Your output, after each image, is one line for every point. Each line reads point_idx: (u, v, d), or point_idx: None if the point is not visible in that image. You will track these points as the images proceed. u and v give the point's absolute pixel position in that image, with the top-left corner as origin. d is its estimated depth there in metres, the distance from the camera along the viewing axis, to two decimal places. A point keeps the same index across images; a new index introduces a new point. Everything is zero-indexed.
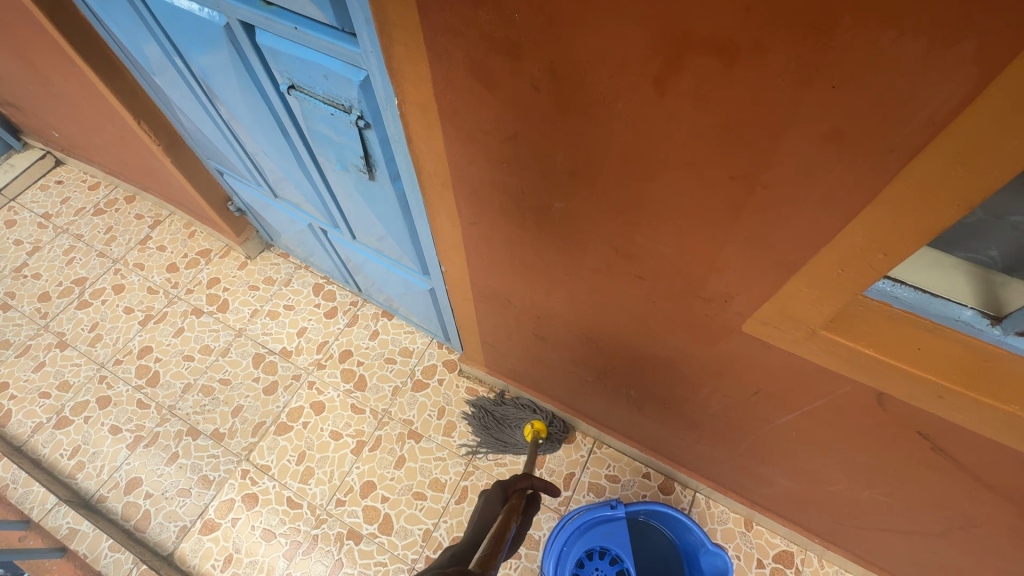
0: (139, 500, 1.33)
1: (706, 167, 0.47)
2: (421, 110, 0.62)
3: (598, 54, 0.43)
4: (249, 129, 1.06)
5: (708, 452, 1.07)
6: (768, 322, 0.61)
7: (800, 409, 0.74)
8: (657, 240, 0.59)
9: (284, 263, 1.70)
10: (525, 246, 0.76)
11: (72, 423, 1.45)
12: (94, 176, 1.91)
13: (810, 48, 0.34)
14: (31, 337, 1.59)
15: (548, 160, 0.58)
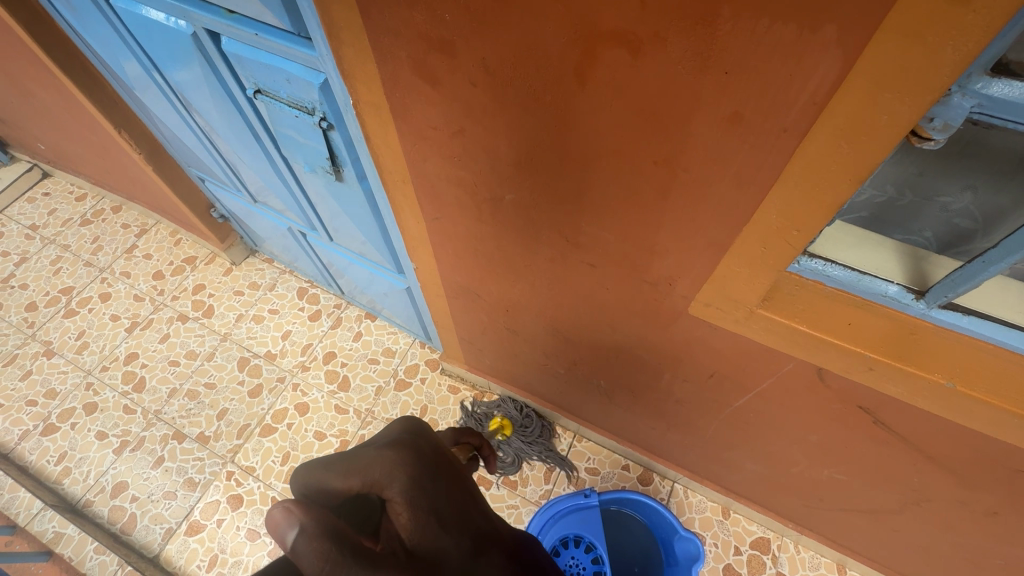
0: (125, 504, 1.35)
1: (632, 153, 0.50)
2: (374, 108, 0.65)
3: (523, 50, 0.46)
4: (225, 137, 1.09)
5: (679, 440, 1.10)
6: (710, 304, 0.64)
7: (753, 390, 0.77)
8: (601, 227, 0.62)
9: (269, 268, 1.72)
10: (485, 239, 0.79)
11: (58, 430, 1.46)
12: (81, 188, 1.94)
13: (700, 38, 0.38)
14: (18, 347, 1.61)
15: (494, 153, 0.61)
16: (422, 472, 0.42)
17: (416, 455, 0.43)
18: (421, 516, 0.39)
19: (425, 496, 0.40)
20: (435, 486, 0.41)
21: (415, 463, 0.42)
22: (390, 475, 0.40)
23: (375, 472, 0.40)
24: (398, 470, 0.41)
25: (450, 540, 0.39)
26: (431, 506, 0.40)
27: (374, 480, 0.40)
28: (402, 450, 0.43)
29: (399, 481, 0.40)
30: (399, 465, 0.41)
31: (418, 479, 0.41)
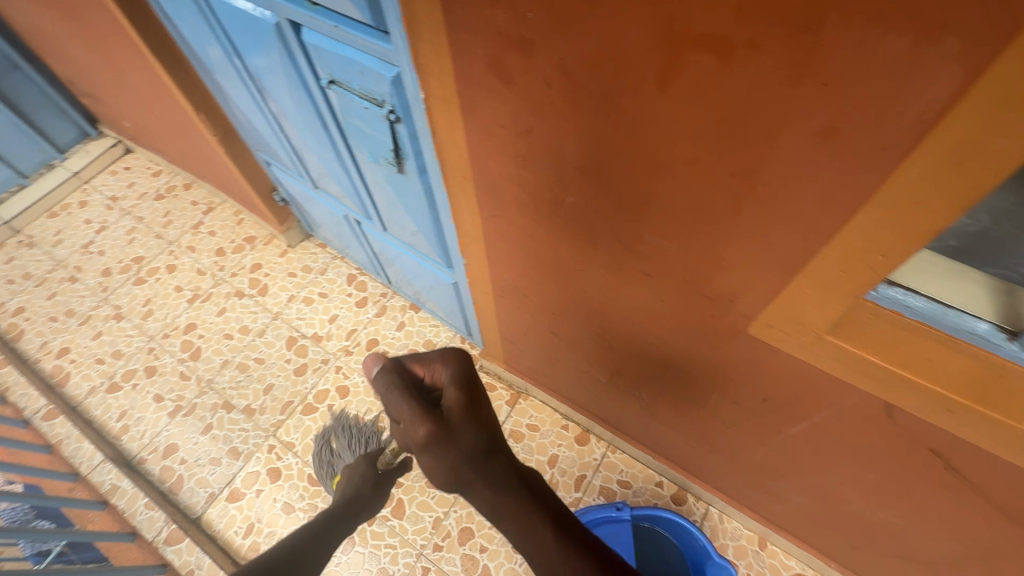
0: (174, 465, 1.43)
1: (709, 162, 0.48)
2: (444, 103, 0.66)
3: (604, 51, 0.46)
4: (294, 123, 1.13)
5: (720, 463, 1.06)
6: (773, 325, 0.61)
7: (809, 419, 0.73)
8: (663, 237, 0.61)
9: (322, 253, 1.79)
10: (540, 241, 0.79)
11: (121, 389, 1.56)
12: (157, 165, 2.07)
13: (800, 46, 0.36)
14: (92, 308, 1.73)
15: (560, 155, 0.60)
16: (465, 372, 0.69)
17: (465, 364, 0.70)
18: (452, 391, 0.66)
19: (459, 382, 0.67)
20: (469, 388, 0.67)
21: (463, 371, 0.69)
22: (446, 365, 0.69)
23: (437, 368, 0.69)
24: (451, 371, 0.68)
25: (468, 419, 0.63)
26: (461, 388, 0.66)
27: (436, 372, 0.69)
28: (458, 360, 0.70)
29: (449, 374, 0.68)
30: (453, 362, 0.69)
31: (459, 372, 0.68)
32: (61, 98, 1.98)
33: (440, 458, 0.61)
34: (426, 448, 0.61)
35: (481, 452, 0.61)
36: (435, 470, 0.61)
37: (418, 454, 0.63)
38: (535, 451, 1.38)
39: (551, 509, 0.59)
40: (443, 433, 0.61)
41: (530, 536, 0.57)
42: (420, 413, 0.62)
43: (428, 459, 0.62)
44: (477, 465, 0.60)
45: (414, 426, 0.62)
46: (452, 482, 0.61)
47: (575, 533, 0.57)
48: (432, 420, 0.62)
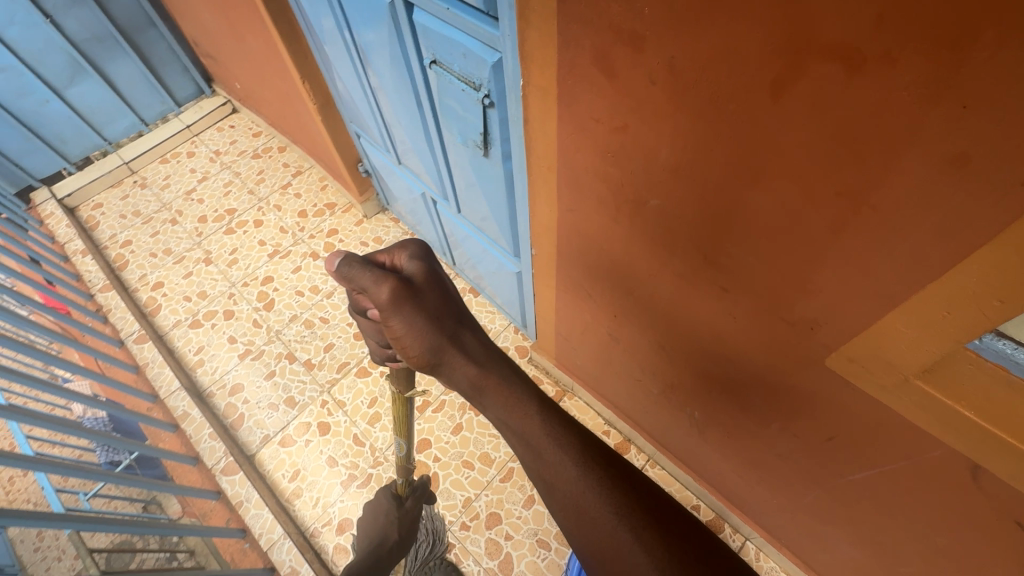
0: (238, 404, 1.54)
1: (813, 179, 0.46)
2: (542, 92, 0.67)
3: (719, 53, 0.45)
4: (391, 99, 1.19)
5: (767, 498, 1.01)
6: (855, 360, 0.58)
7: (876, 466, 0.69)
8: (747, 252, 0.59)
9: (394, 227, 1.86)
10: (615, 240, 0.79)
11: (202, 327, 1.71)
12: (258, 127, 2.23)
13: (941, 64, 0.34)
14: (187, 250, 1.90)
15: (651, 155, 0.60)
16: (428, 255, 0.66)
17: (427, 249, 0.67)
18: (419, 274, 0.63)
19: (423, 266, 0.64)
20: (434, 267, 0.65)
21: (427, 251, 0.66)
22: (409, 251, 0.65)
23: (397, 251, 0.66)
24: (413, 251, 0.66)
25: (438, 296, 0.63)
26: (427, 274, 0.64)
27: (396, 255, 0.66)
28: (421, 245, 0.67)
29: (413, 257, 0.65)
30: (415, 248, 0.66)
31: (423, 257, 0.65)
32: (185, 57, 2.17)
33: (417, 333, 0.60)
34: (400, 323, 0.60)
35: (457, 327, 0.62)
36: (411, 346, 0.61)
37: (391, 330, 0.61)
38: None
39: (528, 385, 0.61)
40: (419, 308, 0.60)
41: (516, 413, 0.58)
42: (391, 287, 0.59)
43: (403, 336, 0.61)
44: (454, 342, 0.61)
45: (386, 300, 0.60)
46: (429, 357, 0.61)
47: (553, 408, 0.59)
48: (405, 293, 0.60)
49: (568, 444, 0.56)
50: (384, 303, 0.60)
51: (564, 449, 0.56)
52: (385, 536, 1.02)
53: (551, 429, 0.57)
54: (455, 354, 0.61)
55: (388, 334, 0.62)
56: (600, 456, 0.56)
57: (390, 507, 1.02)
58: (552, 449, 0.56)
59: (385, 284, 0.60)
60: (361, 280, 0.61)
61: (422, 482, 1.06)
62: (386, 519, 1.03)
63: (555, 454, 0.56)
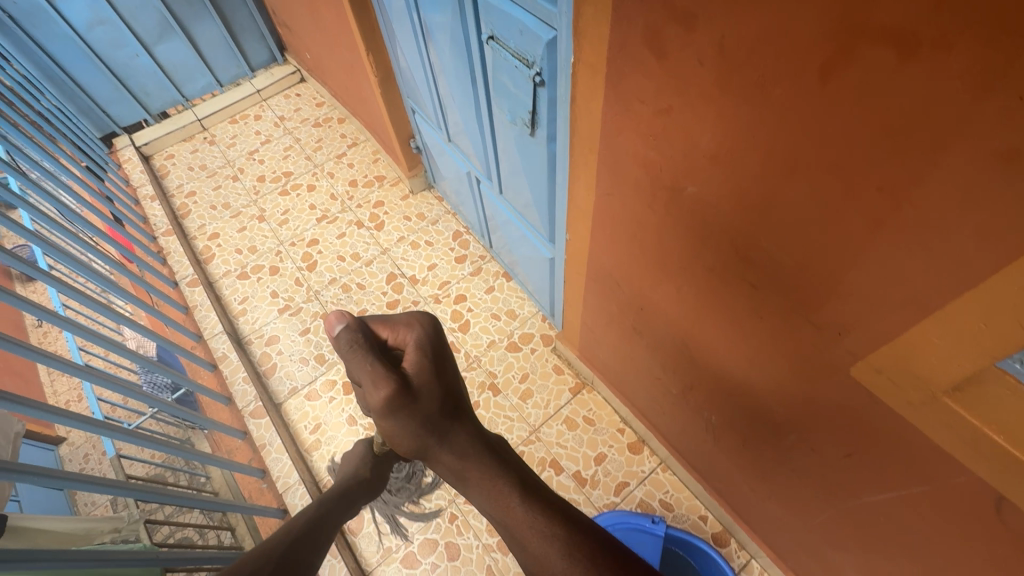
0: (272, 354, 1.63)
1: (855, 171, 0.45)
2: (592, 70, 0.68)
3: (771, 34, 0.44)
4: (447, 75, 1.21)
5: (778, 515, 0.99)
6: (882, 371, 0.56)
7: (894, 490, 0.66)
8: (780, 248, 0.58)
9: (437, 205, 1.90)
10: (648, 229, 0.78)
11: (249, 279, 1.80)
12: (322, 97, 2.32)
13: (998, 51, 0.32)
14: (244, 206, 2.00)
15: (692, 139, 0.59)
16: (430, 336, 0.64)
17: (434, 330, 0.65)
18: (416, 358, 0.61)
19: (422, 349, 0.62)
20: (435, 356, 0.62)
21: (431, 335, 0.64)
22: (412, 329, 0.64)
23: (402, 331, 0.64)
24: (417, 335, 0.63)
25: (433, 388, 0.59)
26: (425, 359, 0.61)
27: (401, 334, 0.64)
28: (427, 324, 0.65)
29: (414, 338, 0.63)
30: (421, 326, 0.64)
31: (424, 339, 0.63)
32: (263, 25, 2.28)
33: (402, 428, 0.58)
34: (388, 417, 0.58)
35: (449, 422, 0.57)
36: (398, 439, 0.59)
37: (381, 419, 0.60)
38: (585, 444, 1.38)
39: (520, 476, 0.54)
40: (407, 406, 0.57)
41: (499, 503, 0.52)
42: (384, 383, 0.57)
43: (391, 428, 0.59)
44: (443, 434, 0.57)
45: (376, 397, 0.58)
46: (416, 450, 0.58)
47: (544, 499, 0.52)
48: (396, 390, 0.57)
49: (558, 539, 0.49)
50: (374, 399, 0.58)
51: (551, 546, 0.48)
52: (356, 475, 0.91)
53: (534, 522, 0.50)
54: (443, 448, 0.56)
55: (378, 423, 0.61)
56: (591, 555, 0.47)
57: (364, 453, 0.96)
58: (539, 544, 0.49)
59: (379, 380, 0.58)
60: (358, 369, 0.59)
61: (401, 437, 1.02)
62: (359, 463, 0.95)
63: (542, 549, 0.49)
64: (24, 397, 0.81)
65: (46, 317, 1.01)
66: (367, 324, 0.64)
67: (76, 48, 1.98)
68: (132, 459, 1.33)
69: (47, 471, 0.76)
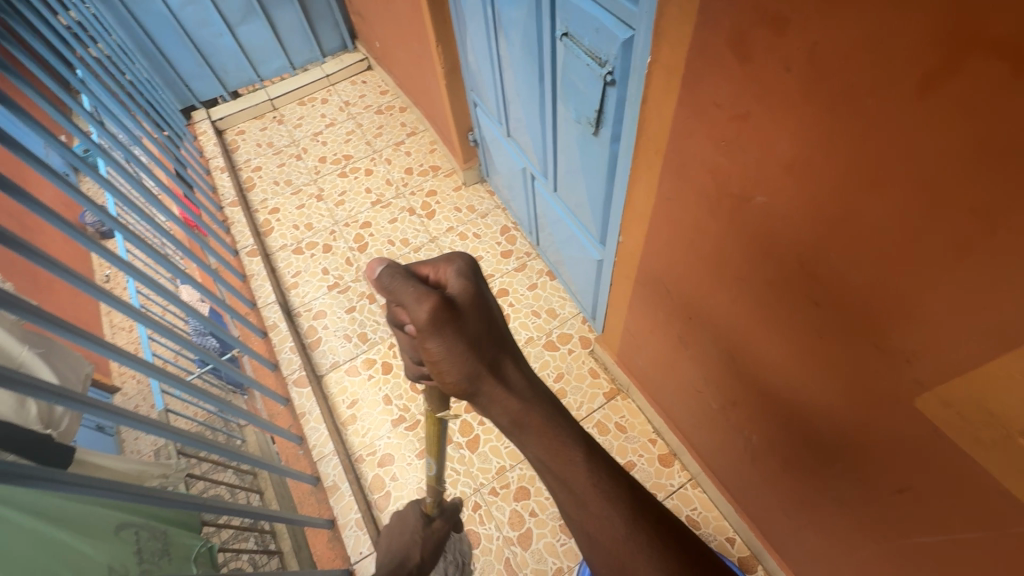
0: (318, 328, 1.69)
1: (947, 188, 0.43)
2: (668, 71, 0.68)
3: (870, 42, 0.43)
4: (514, 69, 1.22)
5: (815, 547, 0.95)
6: (950, 405, 0.53)
7: (948, 533, 0.63)
8: (851, 265, 0.56)
9: (488, 199, 1.93)
10: (708, 237, 0.77)
11: (303, 254, 1.88)
12: (386, 86, 2.39)
13: None
14: (304, 184, 2.09)
15: (769, 147, 0.58)
16: (468, 264, 0.58)
17: (469, 259, 0.59)
18: (462, 287, 0.56)
19: (466, 279, 0.57)
20: (477, 279, 0.58)
21: (469, 260, 0.59)
22: (450, 259, 0.58)
23: (436, 259, 0.58)
24: (454, 260, 0.58)
25: (477, 311, 0.56)
26: (471, 289, 0.56)
27: (436, 265, 0.58)
28: (463, 253, 0.60)
29: (455, 266, 0.57)
30: (458, 256, 0.59)
31: (465, 268, 0.57)
32: (338, 12, 2.37)
33: (453, 359, 0.53)
34: (436, 342, 0.53)
35: (496, 349, 0.56)
36: (447, 367, 0.54)
37: (427, 351, 0.54)
38: (614, 450, 1.37)
39: (577, 428, 0.56)
40: (456, 325, 0.53)
41: (560, 458, 0.54)
42: (428, 299, 0.52)
43: (441, 363, 0.54)
44: (494, 365, 0.55)
45: (422, 316, 0.52)
46: (467, 382, 0.55)
47: (602, 453, 0.55)
48: (442, 306, 0.52)
49: (617, 500, 0.52)
50: (420, 321, 0.52)
51: (612, 504, 0.51)
52: (408, 556, 0.90)
53: (597, 478, 0.53)
54: (495, 381, 0.55)
55: (422, 353, 0.55)
56: (649, 514, 0.52)
57: (418, 524, 0.95)
58: (599, 503, 0.52)
59: (423, 297, 0.52)
60: (397, 292, 0.53)
61: (451, 504, 1.02)
62: (413, 538, 0.93)
63: (601, 507, 0.51)
64: (99, 337, 0.87)
65: (114, 264, 1.09)
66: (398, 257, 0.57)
67: (168, 23, 2.11)
68: (179, 414, 1.42)
69: (132, 412, 0.81)
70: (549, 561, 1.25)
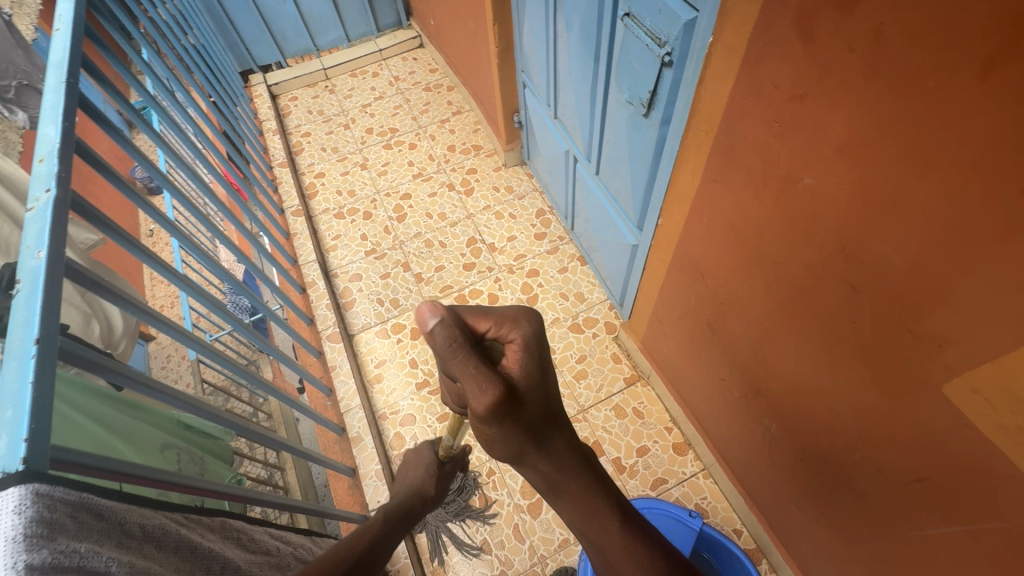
0: (353, 290, 1.75)
1: (999, 171, 0.45)
2: (730, 51, 0.69)
3: (935, 23, 0.45)
4: (569, 50, 1.25)
5: (823, 540, 0.97)
6: (978, 390, 0.55)
7: (962, 524, 0.64)
8: (893, 249, 0.57)
9: (527, 181, 1.96)
10: (749, 219, 0.79)
11: (344, 219, 1.95)
12: (436, 64, 2.43)
13: None
14: (350, 152, 2.16)
15: (822, 129, 0.60)
16: (537, 333, 0.54)
17: (540, 325, 0.55)
18: (529, 362, 0.52)
19: (534, 352, 0.53)
20: (541, 364, 0.53)
21: (539, 335, 0.54)
22: (519, 324, 0.53)
23: (507, 326, 0.52)
24: (526, 335, 0.53)
25: (539, 396, 0.52)
26: (538, 364, 0.52)
27: (505, 331, 0.52)
28: (533, 320, 0.55)
29: (523, 336, 0.53)
30: (528, 322, 0.54)
31: (532, 337, 0.53)
32: None
33: (503, 439, 0.51)
34: (491, 426, 0.50)
35: (549, 431, 0.54)
36: (497, 445, 0.53)
37: (476, 424, 0.51)
38: (630, 434, 1.39)
39: (613, 495, 0.57)
40: (514, 417, 0.49)
41: (588, 512, 0.55)
42: (491, 390, 0.46)
43: (491, 439, 0.52)
44: (543, 443, 0.54)
45: (480, 407, 0.46)
46: (512, 455, 0.54)
47: (639, 524, 0.56)
48: (505, 401, 0.47)
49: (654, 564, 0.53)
50: (477, 410, 0.47)
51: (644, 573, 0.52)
52: (423, 488, 0.95)
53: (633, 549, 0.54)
54: (540, 454, 0.54)
55: (473, 426, 0.52)
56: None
57: (431, 464, 0.99)
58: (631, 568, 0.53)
59: (486, 387, 0.46)
60: (457, 369, 0.46)
61: (463, 452, 1.06)
62: (425, 473, 0.99)
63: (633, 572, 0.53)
64: (167, 265, 0.94)
65: (179, 198, 1.19)
66: (463, 315, 0.50)
67: None
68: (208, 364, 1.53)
69: (197, 339, 0.88)
70: (556, 532, 1.28)
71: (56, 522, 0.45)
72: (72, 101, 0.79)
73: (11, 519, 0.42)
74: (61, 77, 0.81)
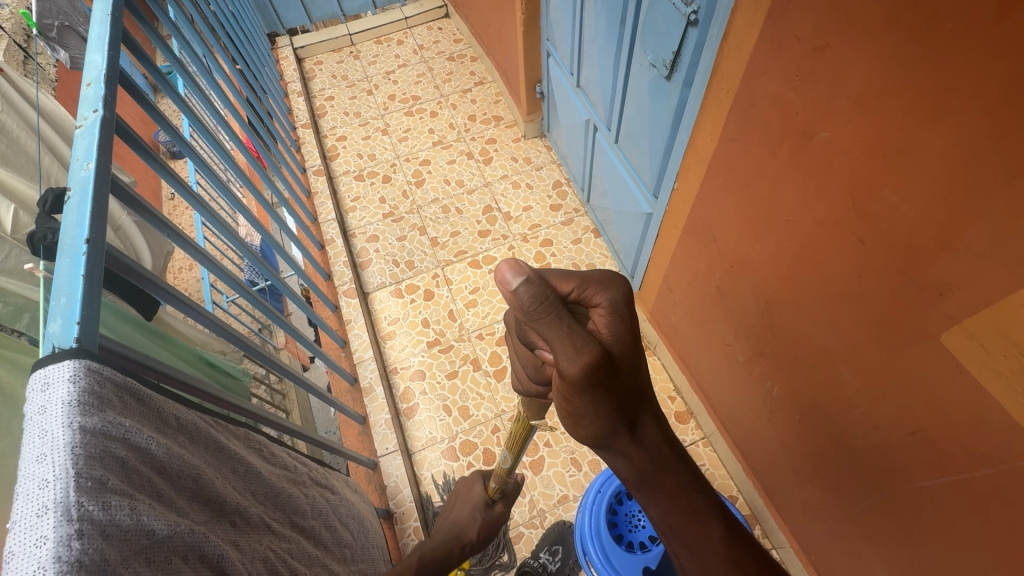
0: (369, 251, 1.80)
1: (1008, 114, 0.46)
2: (756, 6, 0.71)
3: None
4: (595, 15, 1.25)
5: (817, 501, 1.00)
6: (975, 336, 0.57)
7: (952, 474, 0.67)
8: (902, 198, 0.59)
9: (545, 153, 1.98)
10: (764, 177, 0.81)
11: (364, 182, 1.98)
12: (460, 35, 2.44)
13: None
14: (372, 118, 2.18)
15: (841, 79, 0.61)
16: (625, 294, 0.51)
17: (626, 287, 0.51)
18: (620, 326, 0.50)
19: (622, 316, 0.50)
20: (632, 328, 0.51)
21: (628, 296, 0.51)
22: (605, 286, 0.50)
23: (593, 289, 0.50)
24: (613, 296, 0.50)
25: (630, 365, 0.51)
26: (630, 328, 0.51)
27: (591, 292, 0.50)
28: (619, 281, 0.51)
29: (611, 298, 0.50)
30: (614, 283, 0.51)
31: (620, 299, 0.50)
32: None
33: (592, 412, 0.49)
34: (582, 395, 0.47)
35: (638, 406, 0.52)
36: (585, 422, 0.51)
37: (563, 394, 0.49)
38: None
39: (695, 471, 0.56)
40: (606, 384, 0.47)
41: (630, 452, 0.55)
42: (586, 353, 0.44)
43: (580, 415, 0.50)
44: (631, 421, 0.52)
45: (574, 370, 0.44)
46: (599, 436, 0.52)
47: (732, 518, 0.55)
48: (602, 364, 0.45)
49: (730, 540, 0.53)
50: (570, 374, 0.45)
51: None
52: (466, 533, 1.05)
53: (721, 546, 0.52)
54: (629, 434, 0.52)
55: (559, 397, 0.50)
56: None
57: (481, 506, 1.09)
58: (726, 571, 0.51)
59: (582, 348, 0.44)
60: (543, 326, 0.43)
61: (513, 488, 1.15)
62: (474, 518, 1.09)
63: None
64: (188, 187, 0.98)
65: (211, 144, 1.23)
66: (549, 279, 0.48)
67: None
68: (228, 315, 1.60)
69: (223, 266, 0.92)
70: (556, 488, 1.33)
71: (105, 397, 0.48)
72: (116, 33, 0.82)
73: (67, 386, 0.46)
74: (105, 10, 0.84)
